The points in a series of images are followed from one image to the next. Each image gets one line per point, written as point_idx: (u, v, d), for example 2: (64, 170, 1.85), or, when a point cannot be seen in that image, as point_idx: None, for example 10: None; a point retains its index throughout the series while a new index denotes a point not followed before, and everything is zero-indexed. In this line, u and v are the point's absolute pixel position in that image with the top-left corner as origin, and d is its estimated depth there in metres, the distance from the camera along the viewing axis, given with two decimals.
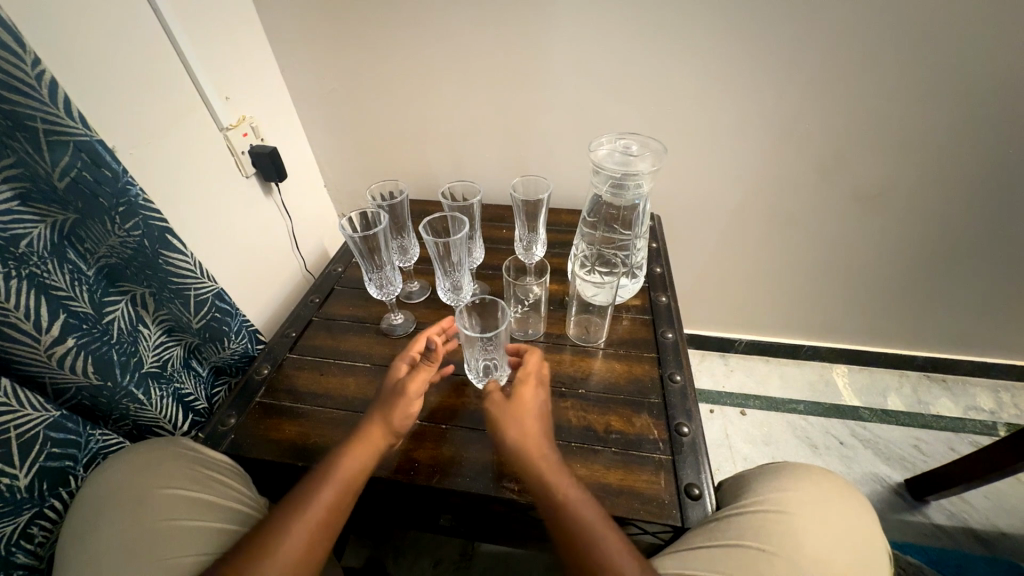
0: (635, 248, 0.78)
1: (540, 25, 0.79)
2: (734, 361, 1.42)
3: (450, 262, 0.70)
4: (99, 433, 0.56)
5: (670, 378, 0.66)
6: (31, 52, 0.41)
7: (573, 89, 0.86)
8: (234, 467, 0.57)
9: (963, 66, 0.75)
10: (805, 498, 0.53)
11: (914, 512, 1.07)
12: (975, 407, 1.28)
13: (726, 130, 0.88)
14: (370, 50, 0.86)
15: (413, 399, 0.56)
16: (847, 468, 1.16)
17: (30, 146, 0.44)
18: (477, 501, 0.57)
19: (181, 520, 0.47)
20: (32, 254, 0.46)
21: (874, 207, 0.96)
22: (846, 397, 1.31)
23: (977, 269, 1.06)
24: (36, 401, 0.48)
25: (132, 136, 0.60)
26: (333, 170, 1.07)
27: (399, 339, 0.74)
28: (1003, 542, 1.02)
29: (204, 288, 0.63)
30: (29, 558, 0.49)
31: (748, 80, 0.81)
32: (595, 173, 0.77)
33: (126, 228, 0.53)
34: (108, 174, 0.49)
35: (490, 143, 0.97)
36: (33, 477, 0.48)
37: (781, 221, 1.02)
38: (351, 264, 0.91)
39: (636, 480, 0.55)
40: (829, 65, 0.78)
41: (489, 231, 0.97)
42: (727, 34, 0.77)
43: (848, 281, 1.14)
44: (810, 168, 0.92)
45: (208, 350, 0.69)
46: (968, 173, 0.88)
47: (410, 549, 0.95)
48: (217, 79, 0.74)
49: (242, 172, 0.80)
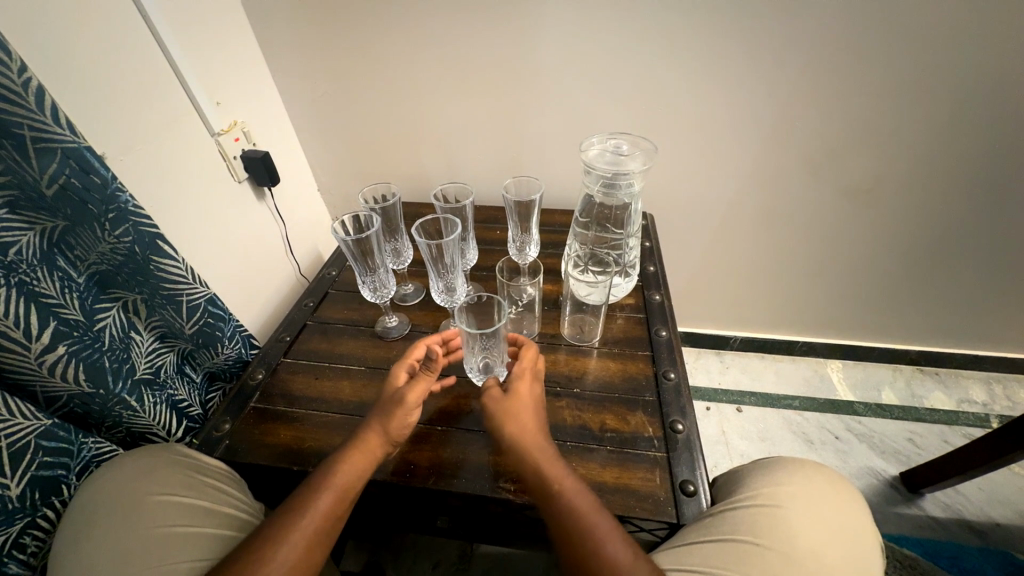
0: (628, 248, 0.79)
1: (529, 25, 0.79)
2: (729, 358, 1.43)
3: (444, 264, 0.69)
4: (92, 440, 0.55)
5: (665, 375, 0.66)
6: (17, 60, 0.41)
7: (564, 90, 0.87)
8: (229, 473, 0.56)
9: (947, 63, 0.76)
10: (797, 492, 0.53)
11: (909, 505, 1.08)
12: (968, 399, 1.29)
13: (716, 129, 0.89)
14: (362, 52, 0.86)
15: (410, 409, 0.55)
16: (843, 462, 1.17)
17: (18, 153, 0.44)
18: (475, 502, 0.57)
19: (175, 527, 0.47)
20: (21, 261, 0.46)
21: (866, 201, 0.97)
22: (841, 391, 1.32)
23: (966, 264, 1.07)
24: (27, 410, 0.48)
25: (122, 141, 0.60)
26: (326, 174, 1.07)
27: (395, 341, 0.74)
28: (998, 532, 1.03)
29: (196, 294, 0.63)
30: (22, 567, 0.48)
31: (736, 78, 0.82)
32: (587, 173, 0.78)
33: (117, 235, 0.53)
34: (97, 180, 0.49)
35: (483, 144, 0.97)
36: (25, 486, 0.48)
37: (772, 219, 1.03)
38: (346, 267, 0.91)
39: (632, 477, 0.55)
40: (818, 62, 0.79)
41: (482, 232, 0.97)
42: (713, 33, 0.77)
43: (842, 275, 1.14)
44: (801, 164, 0.92)
45: (202, 356, 0.68)
46: (954, 169, 0.89)
47: (408, 551, 0.95)
48: (209, 84, 0.74)
49: (235, 177, 0.80)
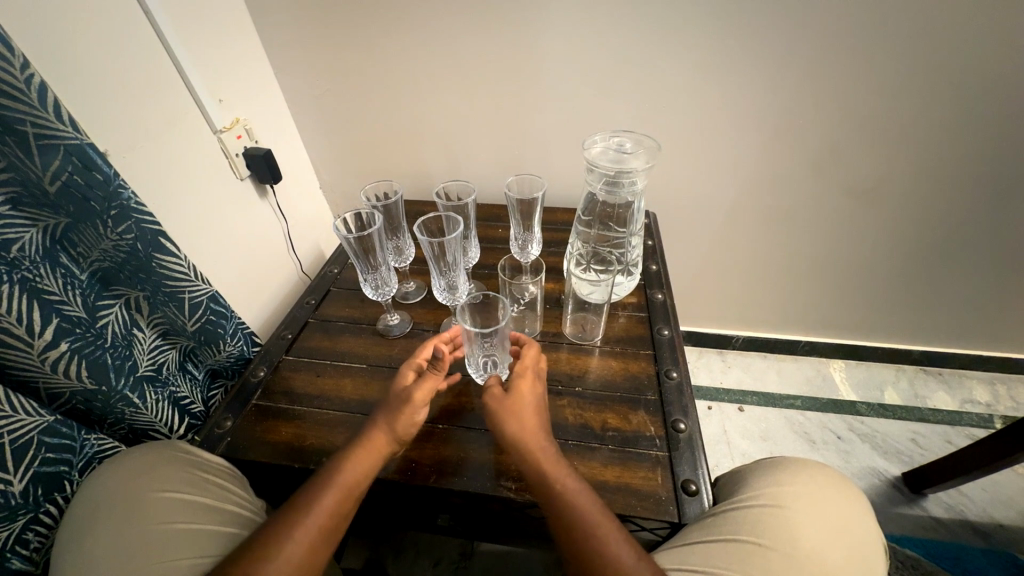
0: (631, 245, 0.78)
1: (532, 22, 0.79)
2: (731, 357, 1.42)
3: (446, 262, 0.69)
4: (94, 437, 0.56)
5: (667, 374, 0.66)
6: (20, 56, 0.41)
7: (566, 87, 0.86)
8: (231, 470, 0.56)
9: (955, 60, 0.75)
10: (799, 492, 0.53)
11: (912, 505, 1.08)
12: (971, 400, 1.28)
13: (719, 127, 0.88)
14: (365, 49, 0.85)
15: (416, 408, 0.56)
16: (845, 462, 1.16)
17: (20, 150, 0.44)
18: (475, 500, 0.57)
19: (177, 524, 0.47)
20: (23, 258, 0.46)
21: (870, 200, 0.96)
22: (843, 390, 1.32)
23: (971, 264, 1.07)
24: (30, 406, 0.48)
25: (124, 138, 0.60)
26: (329, 172, 1.07)
27: (396, 340, 0.74)
28: (1000, 533, 1.02)
29: (198, 291, 0.63)
30: (24, 563, 0.49)
31: (740, 76, 0.81)
32: (590, 171, 0.78)
33: (119, 232, 0.52)
34: (99, 177, 0.49)
35: (485, 142, 0.97)
36: (27, 482, 0.48)
37: (775, 217, 1.03)
38: (347, 265, 0.91)
39: (633, 476, 0.55)
40: (823, 60, 0.78)
41: (484, 230, 0.97)
42: (718, 30, 0.77)
43: (846, 274, 1.13)
44: (804, 162, 0.92)
45: (204, 353, 0.69)
46: (960, 167, 0.89)
47: (409, 549, 0.95)
48: (211, 81, 0.74)
49: (236, 174, 0.80)
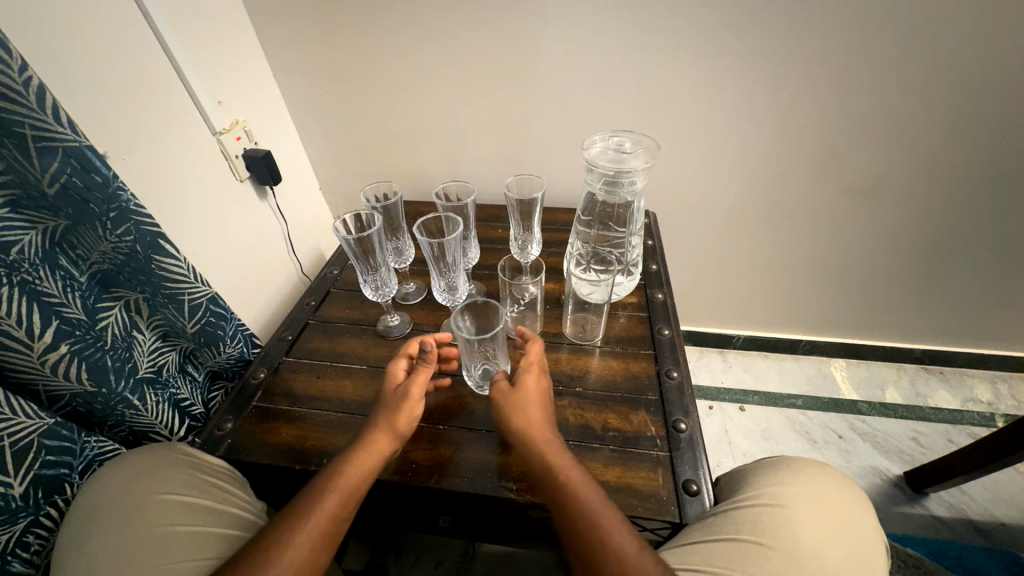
0: (631, 245, 0.78)
1: (529, 23, 0.79)
2: (732, 357, 1.42)
3: (445, 263, 0.69)
4: (94, 439, 0.56)
5: (668, 374, 0.66)
6: (18, 58, 0.41)
7: (565, 87, 0.86)
8: (231, 471, 0.56)
9: (953, 59, 0.75)
10: (802, 492, 0.53)
11: (914, 504, 1.08)
12: (972, 398, 1.28)
13: (718, 126, 0.88)
14: (364, 51, 0.85)
15: (414, 403, 0.56)
16: (846, 461, 1.16)
17: (19, 152, 0.44)
18: (476, 501, 0.57)
19: (178, 526, 0.47)
20: (23, 261, 0.46)
21: (871, 200, 0.96)
22: (845, 389, 1.32)
23: (972, 263, 1.06)
24: (30, 409, 0.48)
25: (123, 139, 0.60)
26: (328, 173, 1.07)
27: (396, 341, 0.74)
28: (1002, 532, 1.02)
29: (198, 293, 0.62)
30: (24, 566, 0.49)
31: (738, 76, 0.81)
32: (589, 171, 0.78)
33: (118, 234, 0.52)
34: (98, 179, 0.49)
35: (484, 142, 0.97)
36: (28, 484, 0.48)
37: (775, 216, 1.03)
38: (348, 266, 0.91)
39: (634, 476, 0.55)
40: (822, 59, 0.78)
41: (484, 231, 0.97)
42: (715, 30, 0.77)
43: (847, 272, 1.13)
44: (804, 161, 0.92)
45: (204, 355, 0.68)
46: (961, 165, 0.88)
47: (410, 551, 0.95)
48: (211, 83, 0.74)
49: (236, 175, 0.80)
